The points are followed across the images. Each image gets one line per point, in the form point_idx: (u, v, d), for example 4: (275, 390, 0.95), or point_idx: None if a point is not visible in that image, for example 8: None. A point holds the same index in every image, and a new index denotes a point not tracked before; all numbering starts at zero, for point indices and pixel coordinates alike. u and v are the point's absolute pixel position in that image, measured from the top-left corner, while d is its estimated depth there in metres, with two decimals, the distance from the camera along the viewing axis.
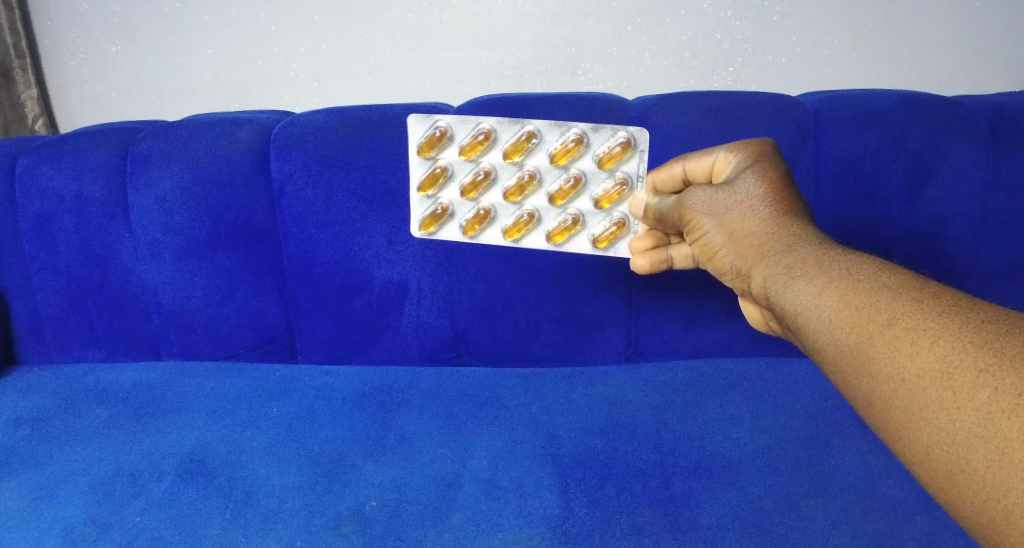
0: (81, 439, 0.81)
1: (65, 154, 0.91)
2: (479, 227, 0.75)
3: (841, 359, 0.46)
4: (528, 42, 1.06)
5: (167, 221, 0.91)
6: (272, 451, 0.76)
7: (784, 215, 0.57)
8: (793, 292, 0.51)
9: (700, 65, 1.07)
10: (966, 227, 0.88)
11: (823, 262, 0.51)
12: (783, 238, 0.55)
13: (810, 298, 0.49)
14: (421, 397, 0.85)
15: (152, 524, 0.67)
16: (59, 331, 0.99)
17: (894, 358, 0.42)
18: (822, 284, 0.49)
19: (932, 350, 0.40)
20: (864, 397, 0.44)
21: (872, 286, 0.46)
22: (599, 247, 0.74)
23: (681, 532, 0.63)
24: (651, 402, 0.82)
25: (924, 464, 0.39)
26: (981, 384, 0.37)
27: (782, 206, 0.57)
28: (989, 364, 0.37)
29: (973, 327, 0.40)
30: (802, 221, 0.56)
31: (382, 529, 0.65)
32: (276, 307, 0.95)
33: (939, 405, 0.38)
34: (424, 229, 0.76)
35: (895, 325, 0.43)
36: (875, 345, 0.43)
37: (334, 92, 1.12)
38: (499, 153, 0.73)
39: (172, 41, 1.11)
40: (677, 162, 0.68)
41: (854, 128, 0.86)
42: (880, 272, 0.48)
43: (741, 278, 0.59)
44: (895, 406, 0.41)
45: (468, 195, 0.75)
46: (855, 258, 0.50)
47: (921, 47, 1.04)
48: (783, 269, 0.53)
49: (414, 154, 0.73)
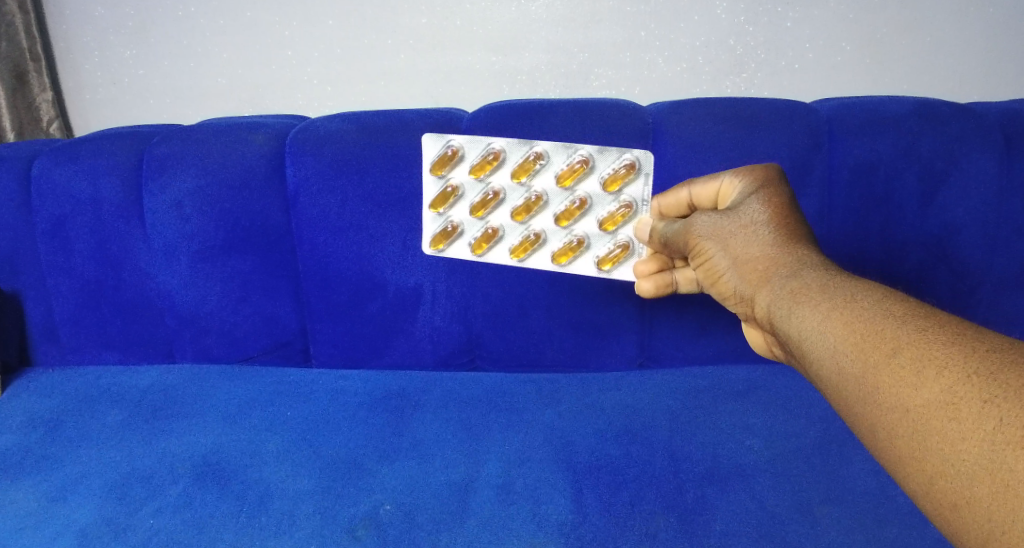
0: (96, 441, 0.82)
1: (82, 158, 0.92)
2: (487, 246, 0.76)
3: (844, 387, 0.46)
4: (541, 48, 1.07)
5: (182, 224, 0.91)
6: (285, 455, 0.77)
7: (789, 241, 0.57)
8: (797, 317, 0.51)
9: (713, 70, 1.07)
10: (981, 234, 0.88)
11: (828, 288, 0.51)
12: (788, 262, 0.55)
13: (813, 324, 0.50)
14: (434, 402, 0.86)
15: (167, 526, 0.68)
16: (74, 333, 0.99)
17: (898, 387, 0.42)
18: (825, 310, 0.49)
19: (937, 380, 0.40)
20: (867, 425, 0.44)
21: (876, 315, 0.47)
22: (604, 269, 0.74)
23: (695, 539, 0.63)
24: (663, 408, 0.82)
25: (928, 495, 0.39)
26: (985, 415, 0.37)
27: (786, 230, 0.57)
28: (993, 395, 0.37)
29: (978, 357, 0.40)
30: (808, 246, 0.56)
31: (396, 533, 0.65)
32: (289, 311, 0.95)
33: (944, 435, 0.38)
34: (434, 246, 0.77)
35: (898, 355, 0.43)
36: (879, 374, 0.43)
37: (347, 96, 1.13)
38: (508, 173, 0.74)
39: (187, 44, 1.11)
40: (683, 187, 0.68)
41: (867, 135, 0.86)
42: (884, 299, 0.48)
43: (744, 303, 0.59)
44: (900, 435, 0.41)
45: (477, 213, 0.75)
46: (859, 285, 0.50)
47: (934, 56, 1.04)
48: (787, 295, 0.53)
49: (427, 172, 0.75)
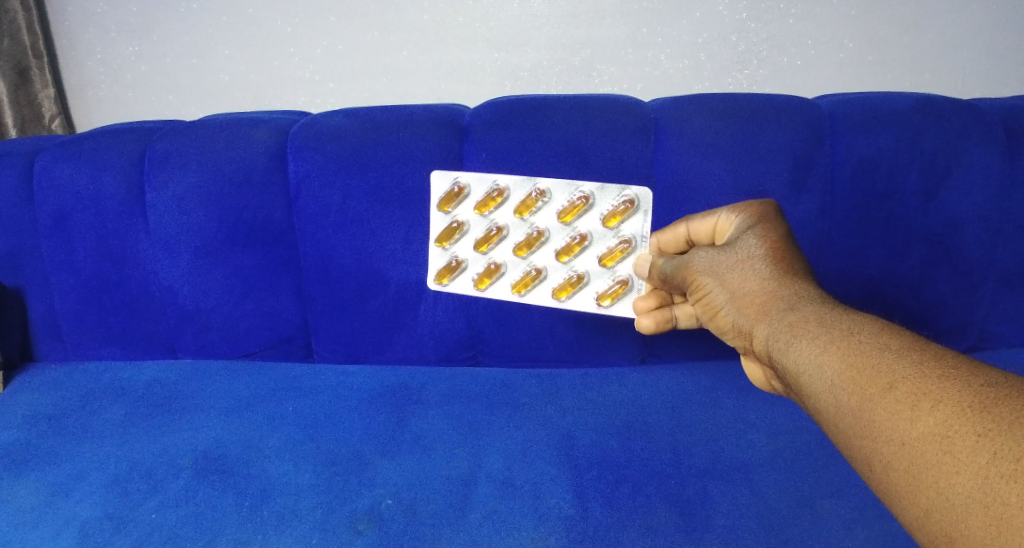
0: (98, 436, 0.82)
1: (85, 153, 0.92)
2: (489, 281, 0.77)
3: (841, 420, 0.48)
4: (544, 44, 1.07)
5: (184, 220, 0.91)
6: (287, 449, 0.77)
7: (785, 274, 0.58)
8: (795, 350, 0.53)
9: (715, 67, 1.07)
10: (983, 232, 0.88)
11: (825, 321, 0.53)
12: (783, 296, 0.57)
13: (810, 357, 0.51)
14: (436, 398, 0.85)
15: (169, 521, 0.68)
16: (77, 328, 0.99)
17: (895, 420, 0.44)
18: (823, 343, 0.51)
19: (932, 414, 0.42)
20: (864, 459, 0.46)
21: (873, 348, 0.48)
22: (603, 304, 0.75)
23: (697, 533, 0.63)
24: (666, 404, 0.82)
25: (923, 527, 0.42)
26: (980, 449, 0.39)
27: (783, 263, 0.59)
28: (987, 429, 0.40)
29: (972, 390, 0.42)
30: (804, 279, 0.58)
31: (397, 528, 0.65)
32: (291, 306, 0.95)
33: (939, 469, 0.41)
34: (439, 280, 0.79)
35: (894, 389, 0.45)
36: (876, 408, 0.45)
37: (349, 93, 1.13)
38: (511, 210, 0.76)
39: (189, 41, 1.12)
40: (682, 223, 0.70)
41: (870, 131, 0.86)
42: (880, 333, 0.50)
43: (743, 335, 0.61)
44: (895, 468, 0.43)
45: (480, 249, 0.77)
46: (855, 319, 0.52)
47: (937, 55, 1.04)
48: (785, 328, 0.54)
49: (434, 210, 0.77)
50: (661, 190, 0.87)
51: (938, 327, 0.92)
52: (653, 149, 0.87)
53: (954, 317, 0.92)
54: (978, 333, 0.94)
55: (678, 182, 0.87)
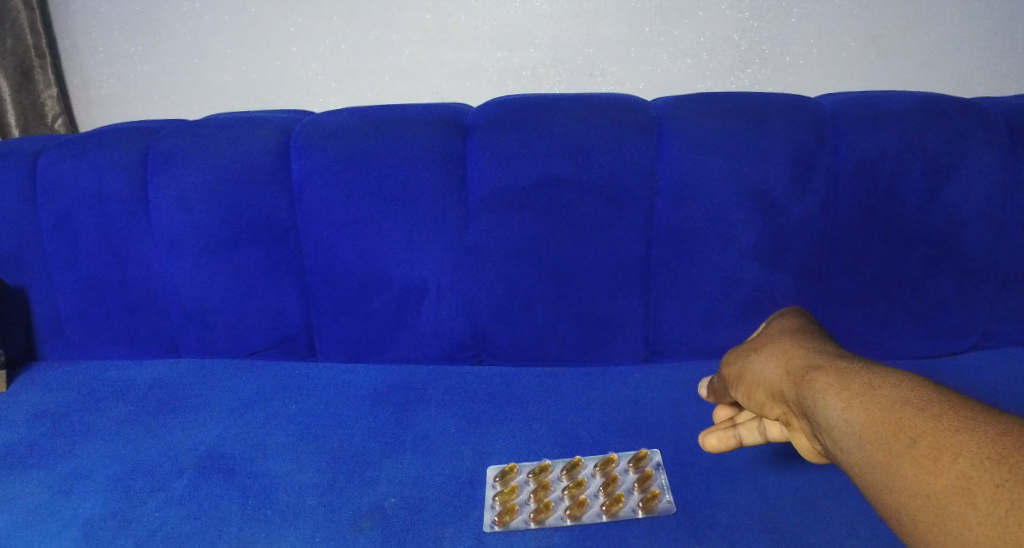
0: (101, 435, 0.82)
1: (88, 153, 0.93)
2: None
3: (866, 478, 0.42)
4: (546, 44, 1.07)
5: (188, 219, 0.91)
6: (290, 449, 0.77)
7: (818, 349, 0.56)
8: (818, 408, 0.48)
9: (718, 66, 1.07)
10: (985, 230, 0.88)
11: (851, 377, 0.48)
12: (813, 361, 0.53)
13: (834, 412, 0.46)
14: (438, 397, 0.85)
15: (172, 519, 0.68)
16: (80, 328, 1.00)
17: (914, 475, 0.38)
18: (845, 400, 0.46)
19: (954, 465, 0.36)
20: (892, 522, 0.39)
21: (893, 400, 0.43)
22: None
23: (700, 532, 0.63)
24: (668, 402, 0.82)
25: None
26: (996, 500, 0.33)
27: (818, 344, 0.57)
28: (1009, 478, 0.33)
29: (1001, 438, 0.36)
30: (841, 352, 0.54)
31: (401, 527, 0.65)
32: (294, 305, 0.95)
33: (960, 523, 0.34)
34: None
35: (913, 441, 0.39)
36: (897, 461, 0.39)
37: (351, 92, 1.13)
38: None
39: (191, 40, 1.12)
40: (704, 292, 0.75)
41: (872, 130, 0.86)
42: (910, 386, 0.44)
43: (774, 400, 0.56)
44: (919, 527, 0.37)
45: None
46: (886, 374, 0.47)
47: (939, 54, 1.04)
48: (811, 384, 0.50)
49: None
50: (664, 189, 0.87)
51: (941, 325, 0.92)
52: (655, 148, 0.87)
53: (957, 315, 0.92)
54: (981, 331, 0.94)
55: (681, 180, 0.87)
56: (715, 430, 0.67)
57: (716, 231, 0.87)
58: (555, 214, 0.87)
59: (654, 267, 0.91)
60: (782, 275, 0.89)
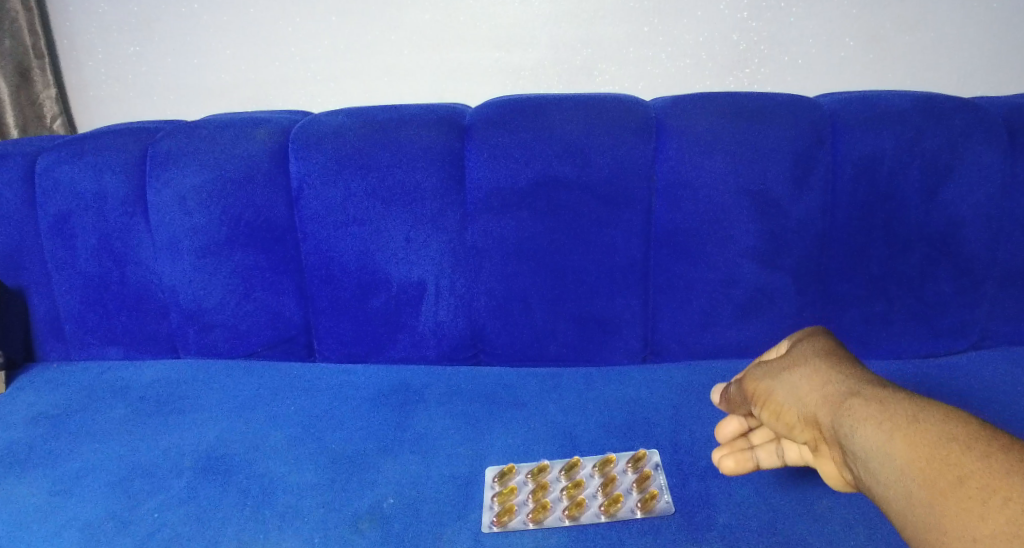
0: (100, 435, 0.82)
1: (86, 154, 0.92)
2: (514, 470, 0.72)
3: (906, 516, 0.41)
4: (545, 44, 1.07)
5: (186, 220, 0.91)
6: (289, 449, 0.77)
7: (848, 371, 0.54)
8: (861, 439, 0.46)
9: (716, 66, 1.07)
10: (984, 230, 0.88)
11: (888, 406, 0.47)
12: (847, 386, 0.51)
13: (873, 443, 0.45)
14: (437, 397, 0.85)
15: (171, 520, 0.68)
16: (79, 329, 1.00)
17: (963, 518, 0.37)
18: (886, 431, 0.45)
19: (1004, 509, 0.36)
20: None
21: (943, 437, 0.42)
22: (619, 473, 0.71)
23: (699, 532, 0.63)
24: (667, 402, 0.82)
25: None
26: None
27: (846, 364, 0.55)
28: None
29: None
30: (869, 375, 0.53)
31: (400, 527, 0.65)
32: (293, 305, 0.95)
33: None
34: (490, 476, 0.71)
35: (965, 482, 0.39)
36: (942, 502, 0.39)
37: (351, 92, 1.13)
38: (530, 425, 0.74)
39: (190, 41, 1.12)
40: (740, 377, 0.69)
41: (871, 130, 0.86)
42: (950, 420, 0.44)
43: (804, 423, 0.54)
44: None
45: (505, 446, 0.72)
46: (923, 404, 0.46)
47: (938, 54, 1.04)
48: (847, 411, 0.49)
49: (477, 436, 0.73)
50: (662, 189, 0.87)
51: (940, 325, 0.92)
52: (654, 148, 0.87)
53: (956, 316, 0.92)
54: (979, 332, 0.94)
55: (679, 181, 0.87)
56: (731, 452, 0.64)
57: (714, 231, 0.87)
58: (554, 214, 0.87)
59: (652, 267, 0.91)
60: (781, 276, 0.89)
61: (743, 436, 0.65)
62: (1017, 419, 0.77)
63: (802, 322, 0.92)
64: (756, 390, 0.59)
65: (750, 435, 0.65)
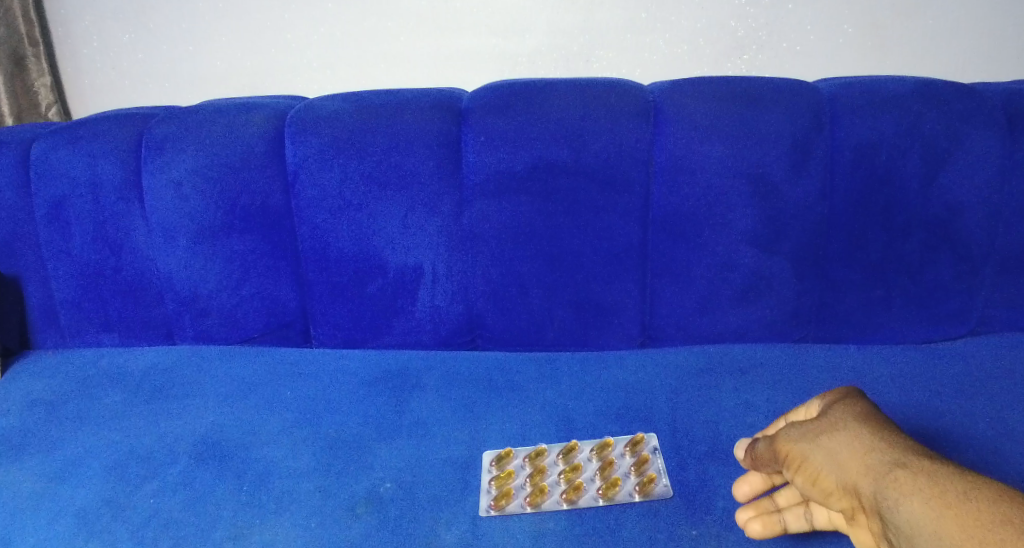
0: (96, 422, 0.82)
1: (80, 139, 0.92)
2: (511, 478, 0.68)
3: None
4: (542, 30, 1.06)
5: (182, 205, 0.91)
6: (285, 434, 0.77)
7: (890, 440, 0.51)
8: (909, 513, 0.44)
9: (714, 52, 1.06)
10: (983, 216, 0.88)
11: (938, 483, 0.45)
12: (892, 458, 0.48)
13: (923, 522, 0.43)
14: (435, 381, 0.85)
15: (167, 505, 0.68)
16: (74, 315, 0.99)
17: None
18: (939, 510, 0.43)
19: None
20: None
21: (998, 519, 0.41)
22: (619, 486, 0.67)
23: (696, 514, 0.63)
24: (665, 386, 0.82)
25: None
26: None
27: (887, 434, 0.52)
28: None
29: None
30: (912, 447, 0.50)
31: (397, 511, 0.65)
32: (290, 291, 0.95)
33: None
34: (490, 484, 0.68)
35: None
36: None
37: (347, 80, 1.12)
38: (533, 446, 0.73)
39: (185, 29, 1.11)
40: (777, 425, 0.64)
41: (870, 114, 0.85)
42: (1002, 502, 0.42)
43: (842, 494, 0.50)
44: None
45: (508, 453, 0.71)
46: (974, 484, 0.44)
47: (936, 41, 1.04)
48: (893, 484, 0.46)
49: (490, 456, 0.72)
50: (660, 174, 0.87)
51: (939, 311, 0.92)
52: (652, 132, 0.86)
53: (955, 301, 0.92)
54: (978, 317, 0.93)
55: (678, 165, 0.86)
56: (756, 515, 0.59)
57: (712, 216, 0.87)
58: (551, 199, 0.87)
59: (651, 252, 0.90)
60: (779, 260, 0.89)
61: (769, 496, 0.61)
62: (1016, 404, 0.77)
63: (801, 307, 0.91)
64: (789, 450, 0.54)
65: (773, 494, 0.61)
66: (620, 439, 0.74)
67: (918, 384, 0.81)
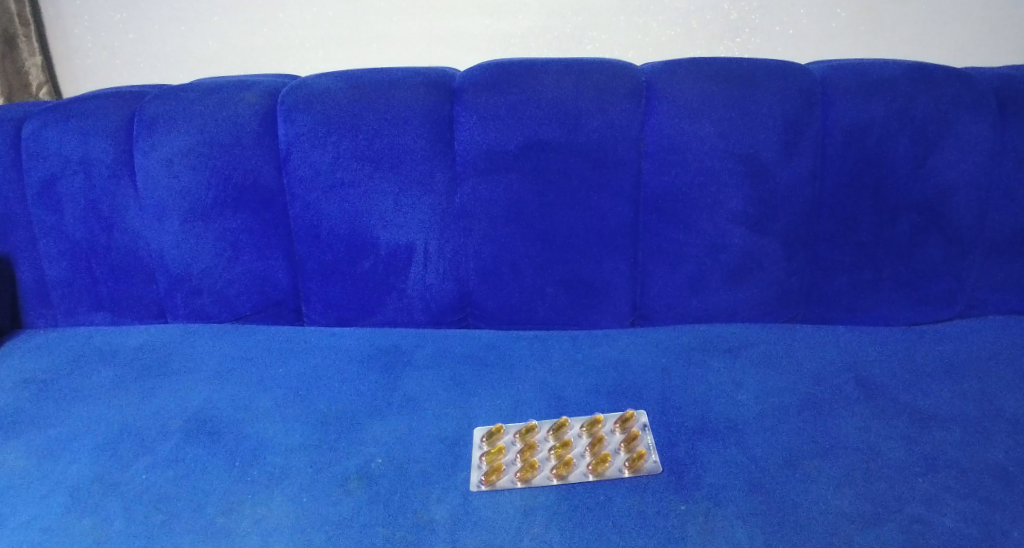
0: (88, 399, 0.82)
1: (71, 117, 0.91)
2: (501, 455, 0.68)
3: None
4: (535, 11, 1.06)
5: (174, 184, 0.91)
6: (277, 411, 0.77)
7: None
8: None
9: (707, 35, 1.06)
10: (973, 199, 0.89)
11: None
12: None
13: None
14: (426, 359, 0.86)
15: (160, 481, 0.68)
16: (66, 294, 0.99)
17: None
18: None
19: None
20: None
21: None
22: (608, 463, 0.67)
23: (685, 488, 0.63)
24: (655, 365, 0.83)
25: None
26: None
27: None
28: None
29: None
30: None
31: (388, 486, 0.65)
32: (282, 270, 0.95)
33: None
34: (481, 460, 0.68)
35: None
36: None
37: (339, 59, 1.12)
38: (523, 424, 0.73)
39: (177, 8, 1.10)
40: None
41: (862, 96, 0.86)
42: None
43: None
44: None
45: (499, 430, 0.72)
46: None
47: (928, 26, 1.04)
48: None
49: (481, 433, 0.72)
50: (652, 154, 0.87)
51: (928, 293, 0.93)
52: (644, 112, 0.86)
53: (943, 283, 0.92)
54: (966, 300, 0.94)
55: (670, 145, 0.86)
56: None
57: (704, 196, 0.87)
58: (543, 178, 0.87)
59: (641, 232, 0.91)
60: (770, 241, 0.89)
61: None
62: (1002, 385, 0.77)
63: (790, 287, 0.92)
64: None
65: None
66: (611, 417, 0.74)
67: (906, 364, 0.82)
